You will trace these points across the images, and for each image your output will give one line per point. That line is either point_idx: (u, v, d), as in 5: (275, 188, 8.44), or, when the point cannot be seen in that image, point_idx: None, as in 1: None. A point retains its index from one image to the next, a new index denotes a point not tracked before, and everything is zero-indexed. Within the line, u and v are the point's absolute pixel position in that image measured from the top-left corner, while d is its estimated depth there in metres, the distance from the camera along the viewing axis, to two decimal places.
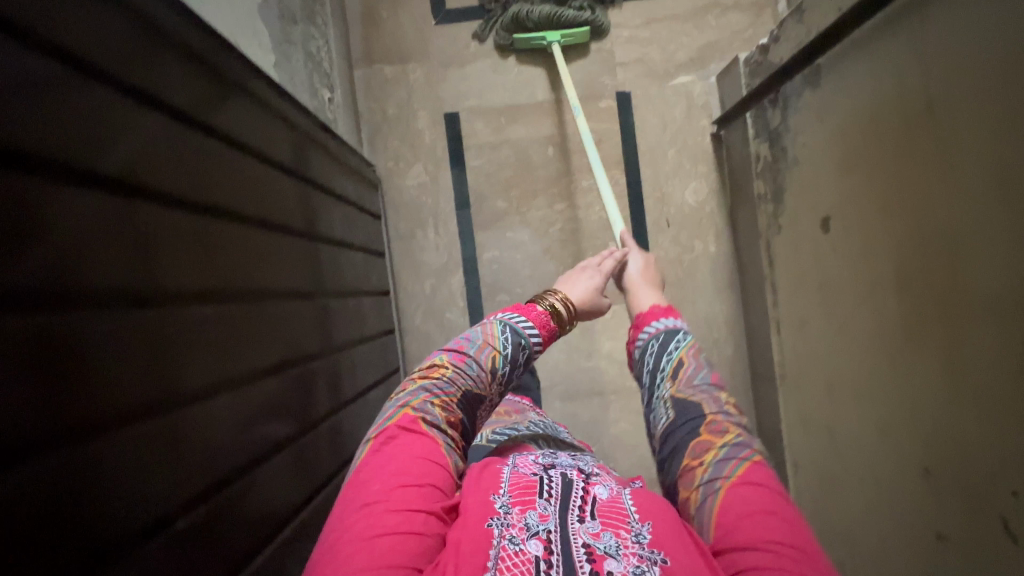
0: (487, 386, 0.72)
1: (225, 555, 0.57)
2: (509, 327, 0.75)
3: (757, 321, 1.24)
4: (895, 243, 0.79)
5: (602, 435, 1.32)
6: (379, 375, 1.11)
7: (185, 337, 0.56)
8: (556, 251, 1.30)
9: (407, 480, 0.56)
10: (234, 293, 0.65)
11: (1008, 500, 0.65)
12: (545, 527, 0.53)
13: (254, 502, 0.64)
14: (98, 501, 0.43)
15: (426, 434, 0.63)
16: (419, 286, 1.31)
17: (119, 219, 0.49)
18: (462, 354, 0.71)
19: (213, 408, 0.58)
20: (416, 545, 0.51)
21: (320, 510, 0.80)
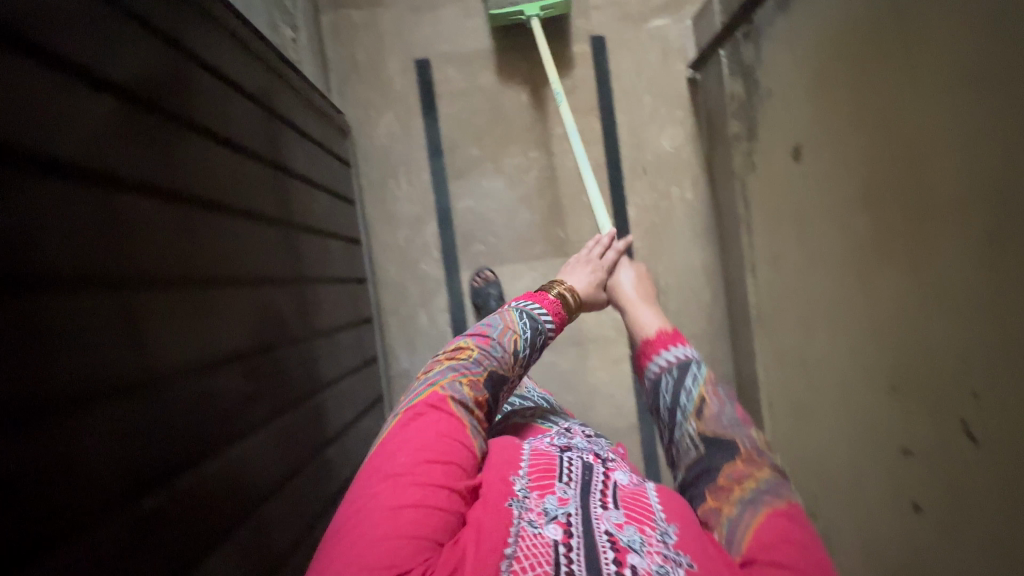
0: (510, 368, 0.77)
1: (206, 507, 0.59)
2: (527, 314, 0.81)
3: (733, 266, 1.24)
4: (864, 160, 0.78)
5: (580, 385, 1.32)
6: (350, 319, 1.10)
7: (164, 298, 0.58)
8: (532, 199, 1.29)
9: (435, 457, 0.62)
10: (210, 260, 0.67)
11: (968, 404, 0.66)
12: (562, 511, 0.62)
13: (234, 458, 0.65)
14: (80, 443, 0.45)
15: (453, 413, 0.68)
16: (392, 236, 1.29)
17: (103, 181, 0.52)
18: (486, 336, 0.77)
19: (191, 369, 0.60)
20: (439, 520, 0.58)
21: (291, 435, 0.79)
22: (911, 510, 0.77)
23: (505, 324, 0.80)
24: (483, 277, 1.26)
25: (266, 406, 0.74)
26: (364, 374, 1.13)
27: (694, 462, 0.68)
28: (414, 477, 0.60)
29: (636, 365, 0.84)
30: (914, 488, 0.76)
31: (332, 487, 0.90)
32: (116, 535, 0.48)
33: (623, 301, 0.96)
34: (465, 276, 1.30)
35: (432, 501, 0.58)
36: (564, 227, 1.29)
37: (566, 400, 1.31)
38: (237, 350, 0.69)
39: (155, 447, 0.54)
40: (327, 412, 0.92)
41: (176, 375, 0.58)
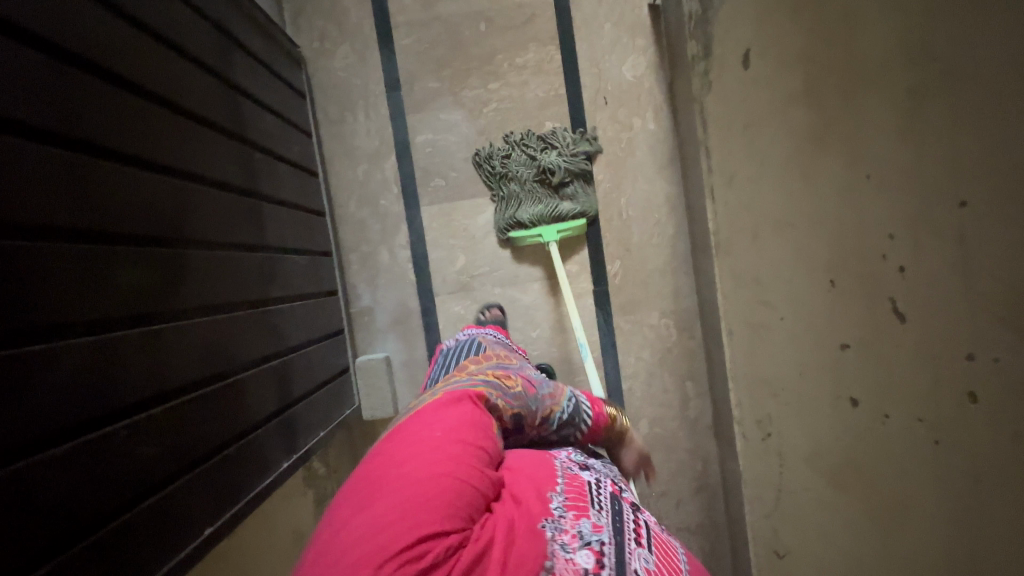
0: (531, 426, 0.83)
1: (158, 390, 0.63)
2: (574, 400, 0.90)
3: (694, 195, 1.22)
4: (802, 52, 0.78)
5: (543, 322, 1.30)
6: (304, 246, 1.09)
7: (122, 190, 0.62)
8: (491, 132, 1.28)
9: (469, 439, 0.63)
10: (164, 170, 0.70)
11: (894, 277, 0.74)
12: (596, 539, 0.62)
13: (189, 353, 0.69)
14: (38, 295, 0.50)
15: (486, 413, 0.71)
16: (352, 172, 1.29)
17: (66, 74, 0.56)
18: (534, 386, 0.85)
19: (147, 260, 0.65)
20: (472, 493, 0.58)
21: (241, 338, 0.81)
22: None
23: (552, 392, 0.88)
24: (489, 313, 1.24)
25: (211, 301, 0.75)
26: (322, 304, 1.13)
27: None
28: (452, 451, 0.60)
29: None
30: None
31: (288, 397, 0.92)
32: (74, 371, 0.52)
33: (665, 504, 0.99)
34: (425, 212, 1.29)
35: (469, 475, 0.58)
36: None
37: (529, 337, 1.30)
38: (185, 240, 0.72)
39: (103, 295, 0.57)
40: (279, 328, 0.92)
41: (126, 241, 0.62)
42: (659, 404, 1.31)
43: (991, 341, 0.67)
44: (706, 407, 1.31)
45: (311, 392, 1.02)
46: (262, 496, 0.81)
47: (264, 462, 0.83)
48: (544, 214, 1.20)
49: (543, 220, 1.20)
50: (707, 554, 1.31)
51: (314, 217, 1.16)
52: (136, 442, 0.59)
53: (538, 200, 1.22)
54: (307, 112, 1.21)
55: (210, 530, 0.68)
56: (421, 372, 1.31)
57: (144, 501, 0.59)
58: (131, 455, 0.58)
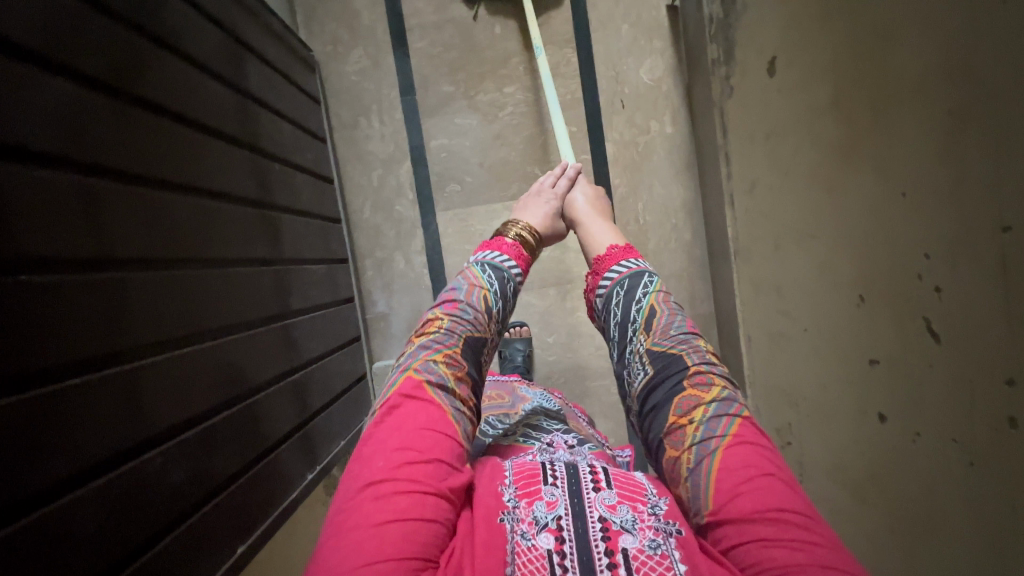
0: (485, 327, 0.77)
1: (179, 415, 0.63)
2: (488, 266, 0.82)
3: (712, 199, 1.21)
4: (832, 63, 0.76)
5: (559, 325, 1.30)
6: (321, 255, 1.08)
7: (133, 213, 0.61)
8: (507, 136, 1.27)
9: (417, 459, 0.59)
10: (177, 187, 0.69)
11: (931, 297, 0.65)
12: (553, 516, 0.56)
13: (207, 375, 0.68)
14: (54, 328, 0.49)
15: (431, 401, 0.65)
16: (366, 177, 1.28)
17: (72, 94, 0.55)
18: (454, 301, 0.77)
19: (162, 282, 0.64)
20: (430, 528, 0.54)
21: (262, 354, 0.81)
22: (876, 419, 0.76)
23: (471, 285, 0.79)
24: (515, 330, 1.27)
25: (233, 320, 0.76)
26: (338, 312, 1.12)
27: (646, 382, 0.69)
28: (397, 486, 0.56)
29: (586, 282, 0.84)
30: (879, 398, 0.75)
31: (309, 409, 0.93)
32: (93, 405, 0.52)
33: (576, 216, 0.95)
34: (441, 218, 1.28)
35: (419, 509, 0.54)
36: (540, 164, 1.27)
37: (546, 341, 1.30)
38: (204, 260, 0.72)
39: (127, 323, 0.57)
40: (297, 340, 0.92)
41: (146, 266, 0.62)
42: None
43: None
44: None
45: (330, 403, 1.02)
46: (287, 514, 0.80)
47: (290, 478, 0.84)
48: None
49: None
50: None
51: (331, 224, 1.16)
52: (156, 473, 0.58)
53: None
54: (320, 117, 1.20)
55: (242, 550, 0.70)
56: None
57: (176, 526, 0.60)
58: (162, 482, 0.58)
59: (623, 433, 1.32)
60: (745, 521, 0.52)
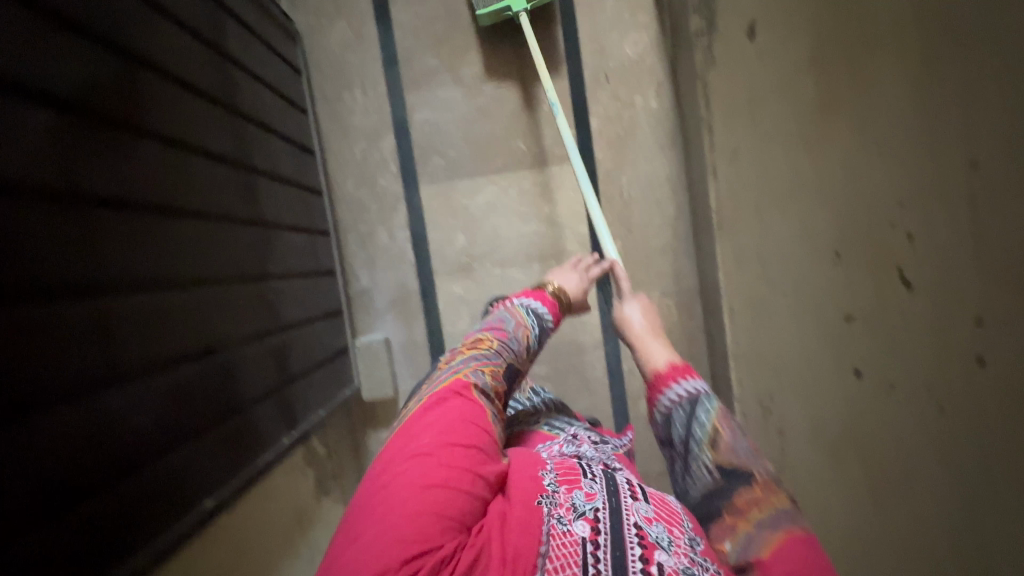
0: (523, 359, 0.84)
1: (152, 360, 0.62)
2: (533, 310, 0.88)
3: (696, 172, 1.21)
4: (810, 20, 0.76)
5: None
6: (301, 223, 1.08)
7: (113, 159, 0.60)
8: (491, 110, 1.26)
9: (459, 441, 0.64)
10: (158, 138, 0.69)
11: (903, 245, 0.65)
12: (590, 507, 0.61)
13: (184, 326, 0.68)
14: (25, 257, 0.48)
15: (476, 400, 0.70)
16: (349, 151, 1.27)
17: (51, 32, 0.54)
18: (502, 330, 0.83)
19: (138, 229, 0.63)
20: (465, 501, 0.59)
21: (236, 313, 0.79)
22: (852, 375, 0.76)
23: (517, 321, 0.86)
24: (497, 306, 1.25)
25: (212, 275, 0.75)
26: (319, 283, 1.12)
27: (710, 490, 0.63)
28: (440, 459, 0.61)
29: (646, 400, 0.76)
30: (852, 352, 0.76)
31: (287, 372, 0.92)
32: (64, 339, 0.51)
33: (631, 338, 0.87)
34: (425, 191, 1.27)
35: (458, 481, 0.60)
36: (525, 138, 1.27)
37: None
38: (177, 210, 0.70)
39: (85, 260, 0.55)
40: (275, 302, 0.91)
41: (114, 208, 0.60)
42: None
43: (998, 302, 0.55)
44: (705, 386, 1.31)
45: (311, 369, 1.02)
46: (263, 472, 0.80)
47: (263, 438, 0.82)
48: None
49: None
50: None
51: (310, 194, 1.15)
52: (128, 414, 0.57)
53: None
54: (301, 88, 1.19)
55: (211, 504, 0.67)
56: (420, 354, 1.30)
57: (134, 473, 0.57)
58: (121, 426, 0.56)
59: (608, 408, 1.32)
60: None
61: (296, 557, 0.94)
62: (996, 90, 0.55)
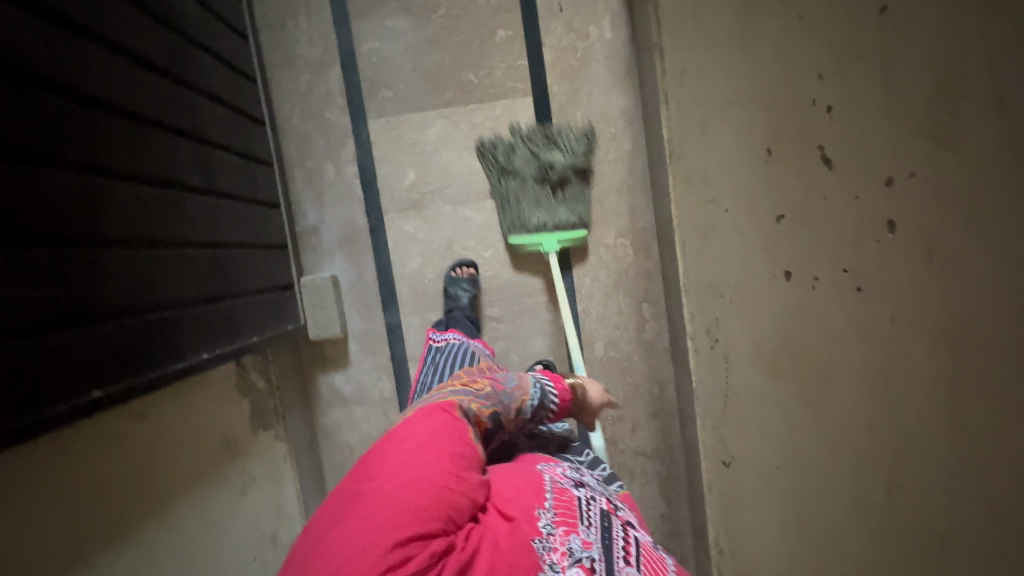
0: (510, 420, 0.80)
1: (50, 231, 0.60)
2: (540, 384, 0.85)
3: (649, 104, 1.17)
4: None
5: (496, 241, 1.26)
6: (240, 147, 1.05)
7: (18, 31, 0.59)
8: (441, 40, 1.22)
9: (447, 447, 0.62)
10: (69, 20, 0.67)
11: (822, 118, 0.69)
12: (587, 555, 0.59)
13: (88, 206, 0.66)
14: None
15: (461, 420, 0.69)
16: (294, 82, 1.23)
17: None
18: (500, 383, 0.81)
19: (42, 103, 0.61)
20: (455, 500, 0.57)
21: (150, 215, 0.77)
22: (783, 277, 0.77)
23: (519, 383, 0.84)
24: (464, 271, 1.23)
25: (122, 168, 0.73)
26: (258, 212, 1.09)
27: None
28: (430, 459, 0.59)
29: None
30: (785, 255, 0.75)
31: (211, 292, 0.88)
32: None
33: None
34: (373, 125, 1.24)
35: (450, 481, 0.58)
36: (475, 71, 1.23)
37: (484, 257, 1.26)
38: (76, 91, 0.66)
39: None
40: (197, 217, 0.87)
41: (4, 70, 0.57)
42: (616, 327, 1.28)
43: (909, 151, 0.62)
44: (662, 329, 1.28)
45: (247, 294, 1.00)
46: (183, 374, 0.78)
47: (178, 348, 0.78)
48: (542, 222, 1.17)
49: (540, 228, 1.18)
50: (662, 475, 1.30)
51: (248, 121, 1.10)
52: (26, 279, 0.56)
53: (539, 201, 1.19)
54: (243, 14, 1.15)
55: (99, 395, 0.63)
56: (371, 296, 1.27)
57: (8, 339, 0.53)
58: None
59: (563, 352, 1.29)
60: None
61: (224, 481, 0.92)
62: None
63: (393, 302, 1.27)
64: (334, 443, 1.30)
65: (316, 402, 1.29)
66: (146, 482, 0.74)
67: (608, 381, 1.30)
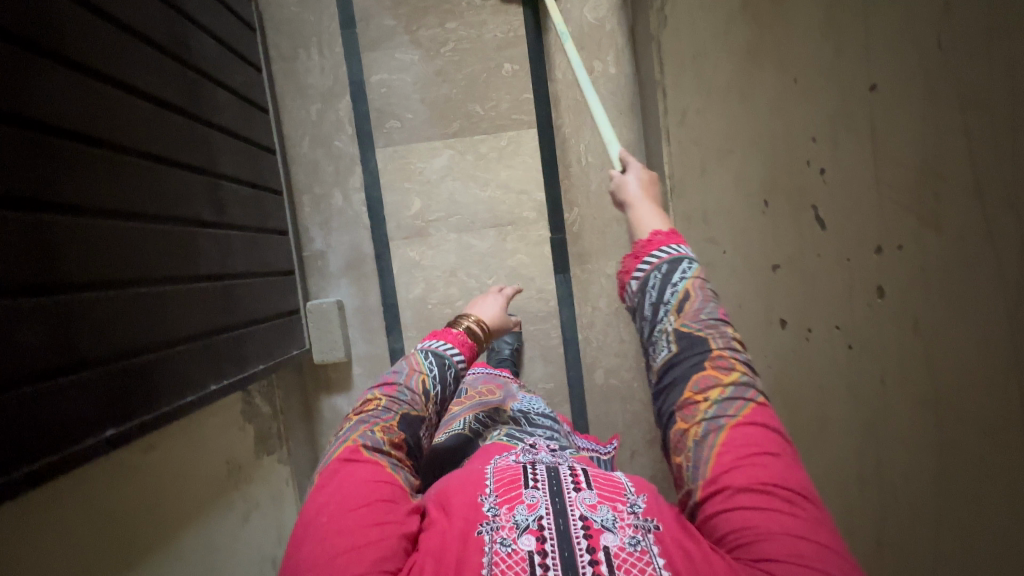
0: (423, 407, 0.76)
1: (70, 276, 0.63)
2: (431, 352, 0.81)
3: (652, 138, 1.20)
4: None
5: (499, 268, 1.28)
6: (251, 178, 1.08)
7: (47, 91, 0.63)
8: (449, 73, 1.25)
9: (360, 502, 0.61)
10: (92, 73, 0.70)
11: (817, 180, 0.69)
12: (533, 518, 0.56)
13: (107, 249, 0.69)
14: None
15: (370, 460, 0.66)
16: (304, 111, 1.26)
17: None
18: (392, 383, 0.77)
19: (68, 154, 0.65)
20: (380, 549, 0.57)
21: (163, 254, 0.79)
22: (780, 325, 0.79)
23: (412, 367, 0.80)
24: None
25: (138, 211, 0.76)
26: (270, 241, 1.12)
27: (666, 362, 0.60)
28: (342, 525, 0.58)
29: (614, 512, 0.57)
30: (782, 304, 0.78)
31: (221, 323, 0.91)
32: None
33: None
34: (381, 153, 1.26)
35: (369, 535, 0.57)
36: (481, 103, 1.26)
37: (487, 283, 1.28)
38: (96, 139, 0.70)
39: (12, 171, 0.57)
40: (205, 250, 0.89)
41: (32, 127, 0.61)
42: (616, 355, 1.30)
43: (898, 229, 0.58)
44: None
45: (254, 324, 1.02)
46: (190, 410, 0.79)
47: (186, 381, 0.80)
48: None
49: None
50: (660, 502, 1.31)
51: (258, 151, 1.13)
52: (50, 324, 0.59)
53: None
54: (257, 48, 1.18)
55: (113, 433, 0.65)
56: (374, 318, 1.29)
57: (25, 386, 0.55)
58: (10, 341, 0.54)
59: (563, 378, 1.31)
60: (751, 502, 0.51)
61: (228, 506, 0.94)
62: (910, 21, 0.55)
63: (396, 324, 1.29)
64: None
65: (318, 422, 1.31)
66: (154, 512, 0.76)
67: (607, 408, 1.31)
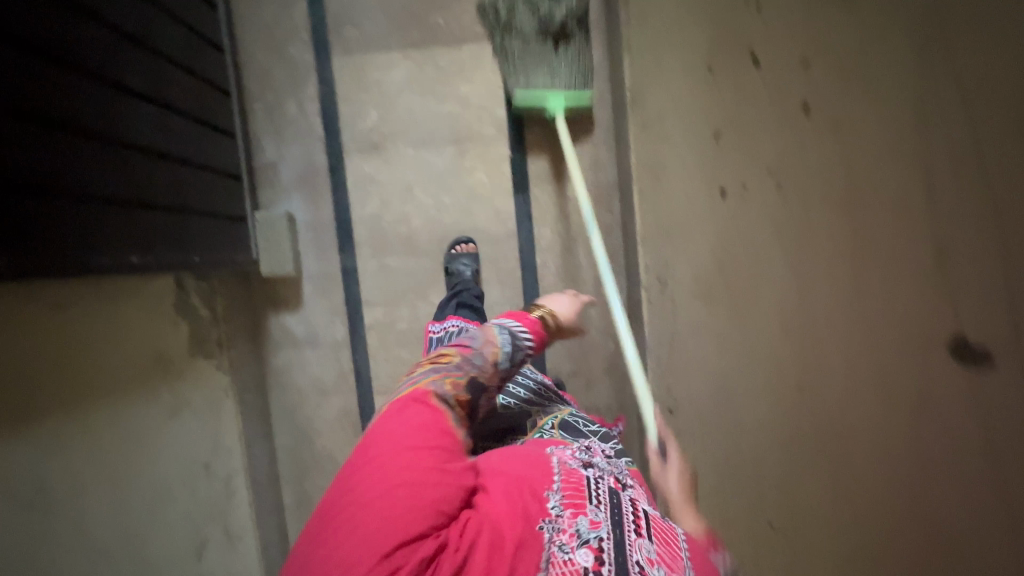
0: (491, 378, 0.73)
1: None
2: (507, 329, 0.76)
3: (614, 53, 1.17)
4: None
5: (456, 186, 1.25)
6: (195, 69, 1.03)
7: None
8: None
9: (424, 443, 0.59)
10: None
11: None
12: (594, 535, 0.57)
13: (42, 91, 0.63)
14: None
15: (435, 407, 0.64)
16: (259, 15, 1.21)
17: None
18: (466, 346, 0.73)
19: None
20: (439, 496, 0.56)
21: (97, 114, 0.74)
22: None
23: (486, 337, 0.75)
24: (464, 248, 1.23)
25: (78, 58, 0.70)
26: (212, 139, 1.06)
27: None
28: (405, 460, 0.57)
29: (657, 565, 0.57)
30: None
31: (152, 201, 0.84)
32: None
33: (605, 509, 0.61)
34: (337, 63, 1.22)
35: (431, 479, 0.56)
36: (442, 14, 1.22)
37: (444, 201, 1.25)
38: None
39: None
40: (141, 124, 0.83)
41: None
42: (574, 281, 1.28)
43: None
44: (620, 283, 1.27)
45: (188, 217, 0.94)
46: (101, 274, 0.72)
47: (108, 248, 0.73)
48: None
49: None
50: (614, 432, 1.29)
51: (206, 45, 1.08)
52: None
53: None
54: None
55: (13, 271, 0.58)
56: (327, 235, 1.25)
57: None
58: None
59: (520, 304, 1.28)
60: None
61: (151, 397, 0.89)
62: None
63: (349, 241, 1.25)
64: (282, 385, 1.28)
65: (265, 342, 1.27)
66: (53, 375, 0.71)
67: None
